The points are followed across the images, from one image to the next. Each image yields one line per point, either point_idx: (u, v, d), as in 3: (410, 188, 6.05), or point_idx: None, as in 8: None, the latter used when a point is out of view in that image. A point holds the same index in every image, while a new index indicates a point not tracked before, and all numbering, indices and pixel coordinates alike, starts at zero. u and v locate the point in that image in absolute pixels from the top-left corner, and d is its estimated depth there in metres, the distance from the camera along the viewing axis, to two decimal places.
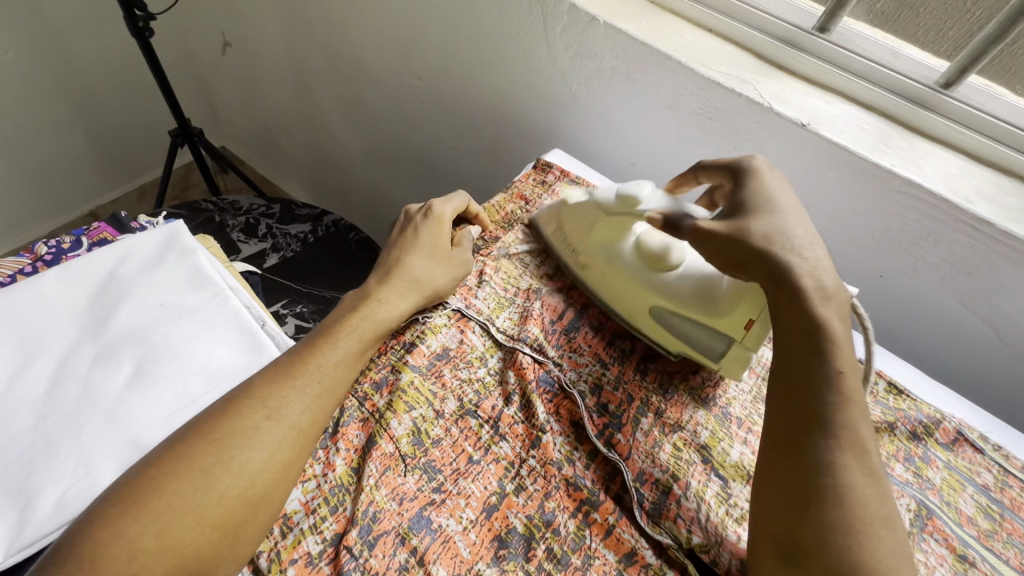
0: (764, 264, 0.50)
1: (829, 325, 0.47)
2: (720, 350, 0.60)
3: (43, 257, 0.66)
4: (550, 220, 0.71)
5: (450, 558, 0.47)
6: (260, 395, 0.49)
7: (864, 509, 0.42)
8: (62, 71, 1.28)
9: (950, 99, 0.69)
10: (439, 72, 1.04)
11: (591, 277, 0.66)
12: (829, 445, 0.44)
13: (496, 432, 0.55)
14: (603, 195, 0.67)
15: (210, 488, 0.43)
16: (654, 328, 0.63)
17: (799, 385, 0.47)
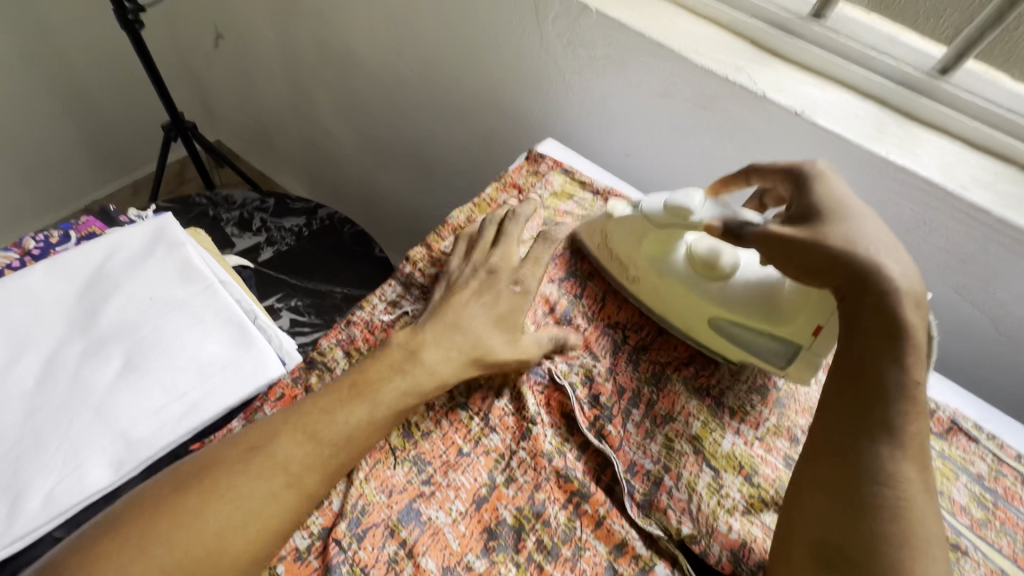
0: (848, 269, 0.47)
1: (914, 331, 0.45)
2: (785, 355, 0.58)
3: (31, 252, 0.66)
4: (592, 233, 0.66)
5: (440, 550, 0.47)
6: (280, 459, 0.46)
7: (918, 525, 0.42)
8: (52, 65, 1.27)
9: (945, 85, 0.68)
10: (431, 63, 1.03)
11: (644, 290, 0.64)
12: (892, 453, 0.44)
13: (486, 425, 0.55)
14: (647, 206, 0.59)
15: (225, 544, 0.42)
16: (715, 336, 0.61)
17: (869, 391, 0.46)
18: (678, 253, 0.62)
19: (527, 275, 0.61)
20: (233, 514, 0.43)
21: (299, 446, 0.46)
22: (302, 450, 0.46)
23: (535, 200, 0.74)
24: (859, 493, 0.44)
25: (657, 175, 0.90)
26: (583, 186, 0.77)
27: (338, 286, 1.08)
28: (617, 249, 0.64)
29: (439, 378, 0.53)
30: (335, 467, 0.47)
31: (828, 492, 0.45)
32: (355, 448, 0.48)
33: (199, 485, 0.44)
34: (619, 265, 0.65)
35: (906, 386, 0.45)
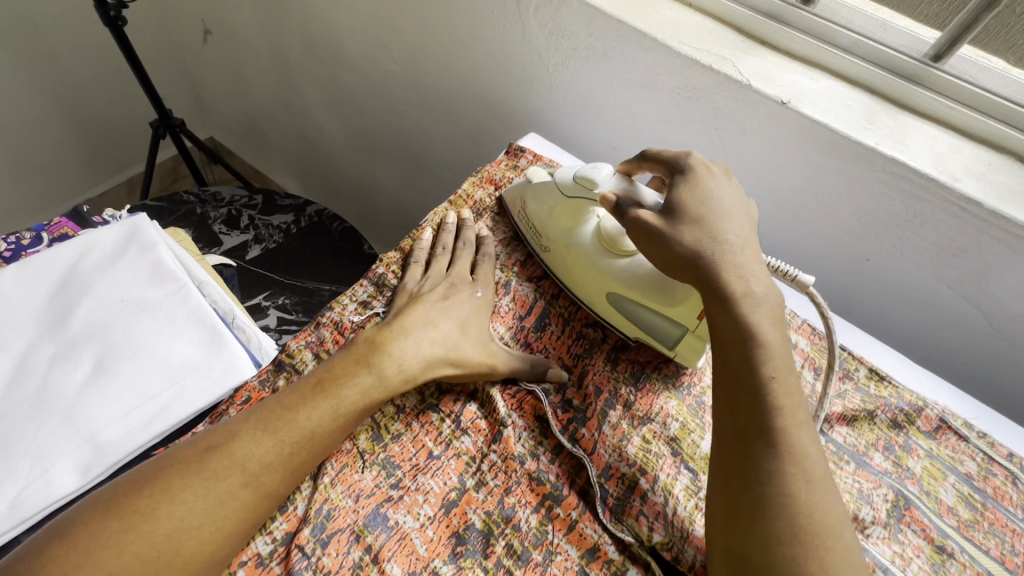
0: (697, 270, 0.49)
1: (761, 333, 0.46)
2: (675, 337, 0.57)
3: (3, 254, 0.65)
4: (515, 200, 0.68)
5: (406, 556, 0.46)
6: (239, 459, 0.45)
7: (811, 519, 0.41)
8: (40, 64, 1.26)
9: (936, 71, 0.66)
10: (416, 56, 1.01)
11: (554, 260, 0.64)
12: (771, 453, 0.43)
13: (457, 427, 0.54)
14: (562, 176, 0.62)
15: (173, 552, 0.42)
16: (612, 312, 0.60)
17: (740, 392, 0.45)
18: (587, 226, 0.62)
19: (484, 286, 0.62)
20: (187, 514, 0.43)
21: (259, 445, 0.46)
22: (258, 456, 0.46)
23: None
24: (744, 491, 0.43)
25: None
26: None
27: (325, 283, 1.08)
28: (533, 218, 0.65)
29: (407, 379, 0.52)
30: (293, 468, 0.47)
31: (722, 496, 0.44)
32: (315, 446, 0.48)
33: (156, 491, 0.43)
34: (534, 233, 0.65)
35: (771, 378, 0.45)
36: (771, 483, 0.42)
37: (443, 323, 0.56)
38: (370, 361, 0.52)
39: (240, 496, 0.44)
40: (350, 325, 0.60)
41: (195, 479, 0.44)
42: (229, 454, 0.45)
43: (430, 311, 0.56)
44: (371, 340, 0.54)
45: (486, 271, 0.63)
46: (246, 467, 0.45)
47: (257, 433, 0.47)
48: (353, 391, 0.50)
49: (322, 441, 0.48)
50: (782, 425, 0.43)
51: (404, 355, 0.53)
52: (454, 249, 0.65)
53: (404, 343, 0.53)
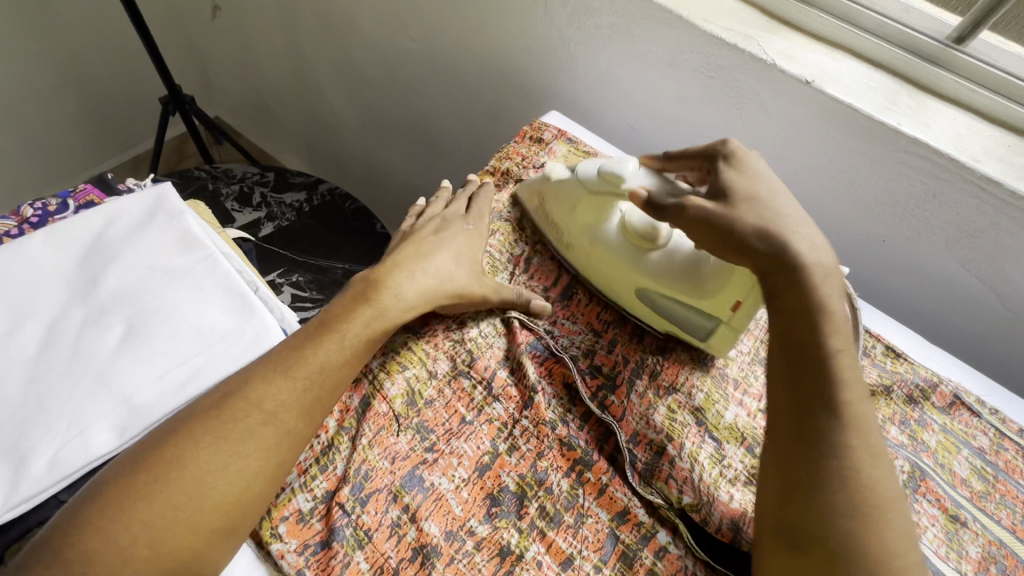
0: (767, 248, 0.48)
1: (827, 306, 0.46)
2: (708, 330, 0.58)
3: (29, 220, 0.66)
4: (531, 196, 0.67)
5: (443, 515, 0.48)
6: (254, 399, 0.47)
7: (873, 490, 0.41)
8: (48, 37, 1.24)
9: (959, 54, 0.67)
10: (434, 32, 1.00)
11: (576, 256, 0.64)
12: (832, 424, 0.43)
13: (489, 394, 0.54)
14: (583, 171, 0.61)
15: (202, 497, 0.43)
16: (641, 306, 0.61)
17: (804, 368, 0.46)
18: (611, 222, 0.62)
19: (476, 219, 0.64)
20: (214, 457, 0.44)
21: (273, 385, 0.48)
22: (280, 406, 0.47)
23: (539, 168, 0.74)
24: (804, 465, 0.43)
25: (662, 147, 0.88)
26: (587, 157, 0.76)
27: (338, 262, 1.07)
28: (553, 213, 0.65)
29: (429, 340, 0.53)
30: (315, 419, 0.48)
31: (781, 471, 0.44)
32: (327, 384, 0.49)
33: (180, 437, 0.45)
34: (555, 231, 0.65)
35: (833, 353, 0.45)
36: (837, 455, 0.42)
37: (438, 257, 0.58)
38: (370, 298, 0.54)
39: (259, 435, 0.45)
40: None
41: (217, 423, 0.46)
42: (245, 396, 0.47)
43: (453, 275, 0.57)
44: (372, 276, 0.56)
45: (480, 208, 0.65)
46: (263, 406, 0.47)
47: (269, 373, 0.49)
48: (354, 326, 0.52)
49: (333, 377, 0.50)
50: (846, 398, 0.44)
51: (401, 287, 0.55)
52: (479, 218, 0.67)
53: (400, 276, 0.56)
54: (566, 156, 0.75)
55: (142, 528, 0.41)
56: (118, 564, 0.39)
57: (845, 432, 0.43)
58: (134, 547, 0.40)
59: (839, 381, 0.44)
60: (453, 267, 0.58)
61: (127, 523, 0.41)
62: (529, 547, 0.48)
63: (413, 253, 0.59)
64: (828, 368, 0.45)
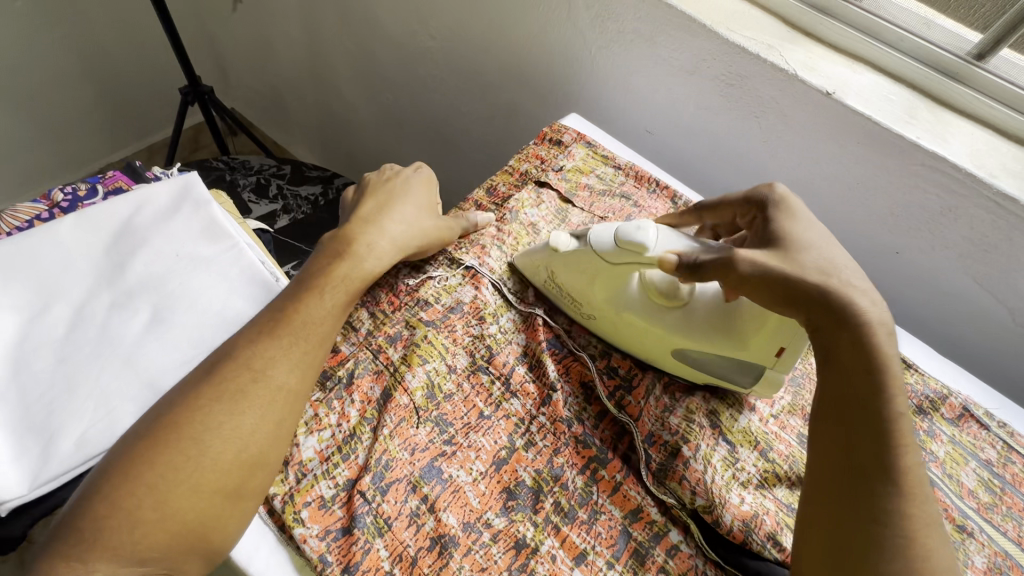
0: (824, 299, 0.46)
1: (889, 365, 0.44)
2: (752, 376, 0.55)
3: (59, 204, 0.67)
4: (536, 268, 0.60)
5: (460, 506, 0.48)
6: (245, 358, 0.48)
7: (927, 560, 0.40)
8: (71, 24, 1.26)
9: (979, 70, 0.67)
10: (455, 32, 1.01)
11: (603, 325, 0.59)
12: (893, 493, 0.41)
13: (507, 390, 0.55)
14: (597, 241, 0.56)
15: (201, 459, 0.43)
16: (681, 365, 0.57)
17: (863, 427, 0.43)
18: (631, 286, 0.57)
19: (420, 176, 0.66)
20: (208, 416, 0.45)
21: (257, 345, 0.49)
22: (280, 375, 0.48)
23: (558, 171, 0.74)
24: (861, 529, 0.41)
25: (678, 153, 0.89)
26: (605, 161, 0.77)
27: None
28: (569, 286, 0.59)
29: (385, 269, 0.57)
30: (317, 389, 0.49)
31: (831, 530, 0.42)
32: (311, 336, 0.50)
33: (180, 406, 0.45)
34: (572, 301, 0.60)
35: (895, 416, 0.43)
36: (893, 523, 0.40)
37: (400, 207, 0.60)
38: (344, 251, 0.55)
39: (251, 393, 0.46)
40: (387, 278, 0.61)
41: (208, 388, 0.46)
42: (234, 358, 0.48)
43: (417, 220, 0.60)
44: (343, 234, 0.57)
45: (427, 172, 0.67)
46: (252, 365, 0.47)
47: (257, 334, 0.50)
48: (335, 279, 0.54)
49: (318, 332, 0.51)
50: (906, 464, 0.42)
51: (373, 239, 0.57)
52: (502, 219, 0.68)
53: (368, 230, 0.57)
54: (585, 159, 0.76)
55: (145, 490, 0.41)
56: (126, 528, 0.40)
57: (901, 498, 0.41)
58: (139, 513, 0.41)
59: (899, 444, 0.42)
60: (419, 216, 0.60)
61: (133, 488, 0.41)
62: (544, 540, 0.48)
63: (372, 210, 0.60)
64: (892, 432, 0.43)
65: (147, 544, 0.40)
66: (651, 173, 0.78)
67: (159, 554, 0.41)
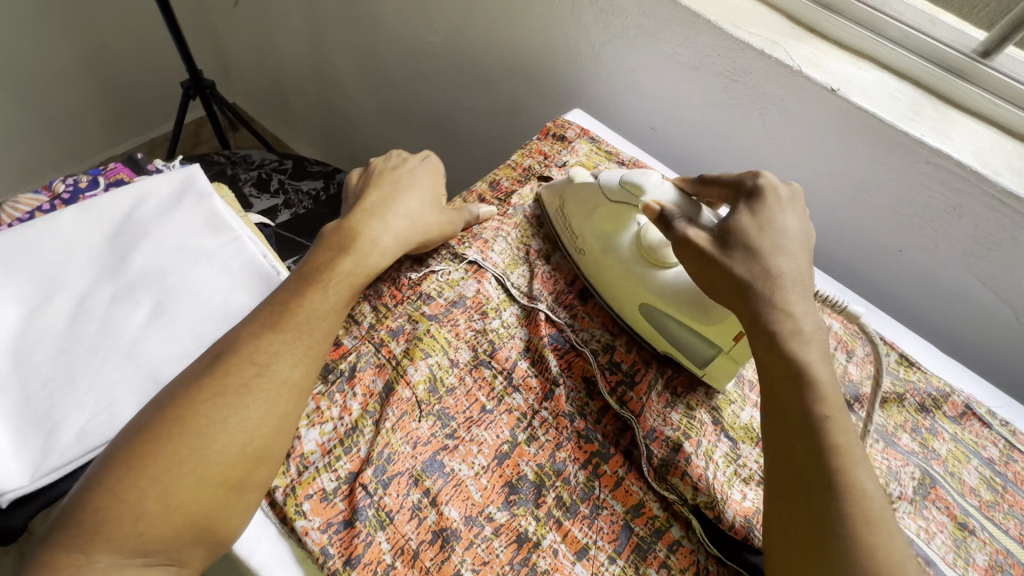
0: (746, 299, 0.47)
1: (812, 369, 0.45)
2: (707, 357, 0.55)
3: (61, 196, 0.67)
4: (552, 198, 0.65)
5: (462, 500, 0.48)
6: (249, 352, 0.47)
7: (875, 560, 0.39)
8: (72, 17, 1.25)
9: (985, 68, 0.67)
10: (458, 26, 1.01)
11: (586, 262, 0.62)
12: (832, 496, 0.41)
13: (509, 384, 0.55)
14: (606, 178, 0.58)
15: (204, 452, 0.43)
16: (645, 322, 0.58)
17: (797, 433, 0.43)
18: (626, 232, 0.59)
19: (429, 167, 0.66)
20: (211, 410, 0.44)
21: (260, 339, 0.48)
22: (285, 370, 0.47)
23: (561, 167, 0.74)
24: (808, 535, 0.40)
25: (682, 150, 0.89)
26: (609, 157, 0.77)
27: None
28: (571, 220, 0.62)
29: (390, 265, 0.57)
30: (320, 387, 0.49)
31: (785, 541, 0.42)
32: (315, 331, 0.50)
33: (182, 399, 0.45)
34: (569, 237, 0.63)
35: (818, 417, 0.43)
36: (843, 526, 0.40)
37: (404, 201, 0.60)
38: (348, 245, 0.55)
39: (255, 387, 0.46)
40: (389, 272, 0.61)
41: (211, 380, 0.46)
42: (237, 352, 0.48)
43: (421, 216, 0.60)
44: (345, 227, 0.57)
45: (433, 163, 0.67)
46: (256, 358, 0.47)
47: (260, 328, 0.49)
48: (339, 274, 0.54)
49: (321, 327, 0.51)
50: (837, 464, 0.42)
51: (376, 234, 0.57)
52: (506, 213, 0.67)
53: (372, 225, 0.57)
54: (588, 155, 0.76)
55: (148, 482, 0.41)
56: (129, 520, 0.40)
57: (841, 500, 0.40)
58: (142, 505, 0.40)
59: (829, 446, 0.42)
60: (423, 211, 0.60)
61: (136, 479, 0.41)
62: (545, 535, 0.48)
63: (377, 201, 0.60)
64: (816, 433, 0.43)
65: (152, 535, 0.40)
66: (655, 169, 0.77)
67: (163, 545, 0.41)
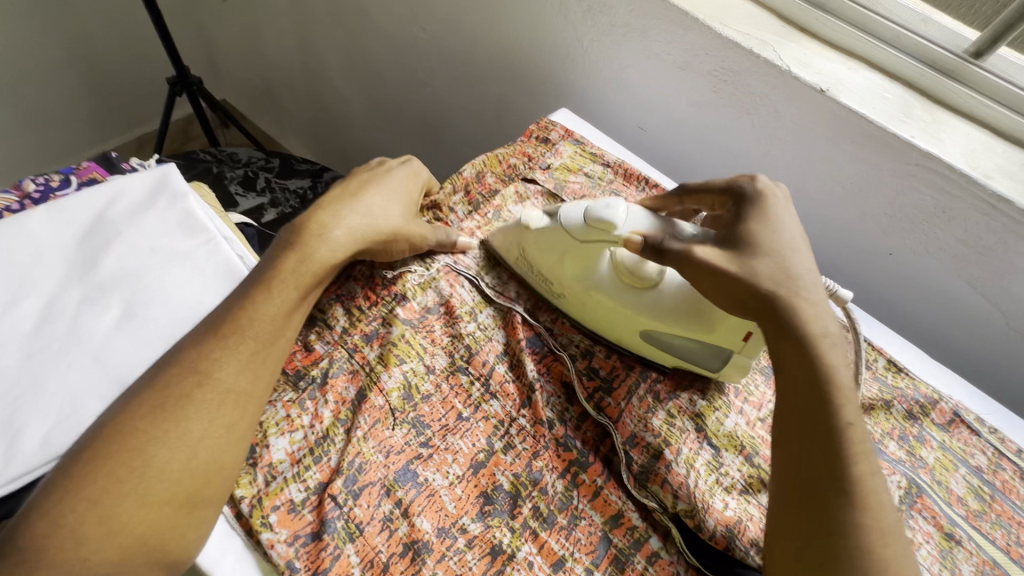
0: (770, 306, 0.46)
1: (835, 374, 0.44)
2: (721, 359, 0.55)
3: (31, 195, 0.66)
4: (508, 245, 0.60)
5: (436, 511, 0.47)
6: (190, 361, 0.46)
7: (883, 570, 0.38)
8: (55, 12, 1.23)
9: (977, 69, 0.65)
10: (446, 23, 0.99)
11: (572, 305, 0.59)
12: (844, 502, 0.40)
13: (486, 391, 0.54)
14: (568, 218, 0.55)
15: (146, 470, 0.41)
16: (649, 347, 0.57)
17: (810, 436, 0.43)
18: (601, 266, 0.57)
19: (407, 172, 0.63)
20: (149, 425, 0.43)
21: (204, 348, 0.47)
22: (230, 378, 0.46)
23: (545, 169, 0.73)
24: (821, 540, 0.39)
25: (670, 150, 0.88)
26: (594, 159, 0.75)
27: None
28: (539, 265, 0.59)
29: None
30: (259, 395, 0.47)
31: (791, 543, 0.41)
32: (262, 336, 0.49)
33: (125, 414, 0.43)
34: (541, 280, 0.60)
35: (842, 424, 0.42)
36: (848, 535, 0.39)
37: (369, 198, 0.58)
38: (296, 241, 0.53)
39: (197, 397, 0.45)
40: (363, 270, 0.60)
41: (153, 394, 0.45)
42: (179, 361, 0.47)
43: (381, 215, 0.56)
44: (297, 223, 0.55)
45: (414, 168, 0.65)
46: (198, 367, 0.46)
47: (204, 335, 0.48)
48: (285, 272, 0.51)
49: (267, 332, 0.49)
50: (856, 472, 0.41)
51: (326, 228, 0.54)
52: (484, 218, 0.67)
53: (324, 219, 0.55)
54: (573, 157, 0.75)
55: (86, 505, 0.39)
56: (71, 542, 0.38)
57: (854, 509, 0.40)
58: (83, 528, 0.39)
59: (851, 454, 0.42)
60: (384, 210, 0.57)
61: (73, 503, 0.39)
62: (520, 547, 0.47)
63: (338, 200, 0.57)
64: (840, 440, 0.42)
65: (100, 560, 0.39)
66: (641, 171, 0.76)
67: (115, 569, 0.39)
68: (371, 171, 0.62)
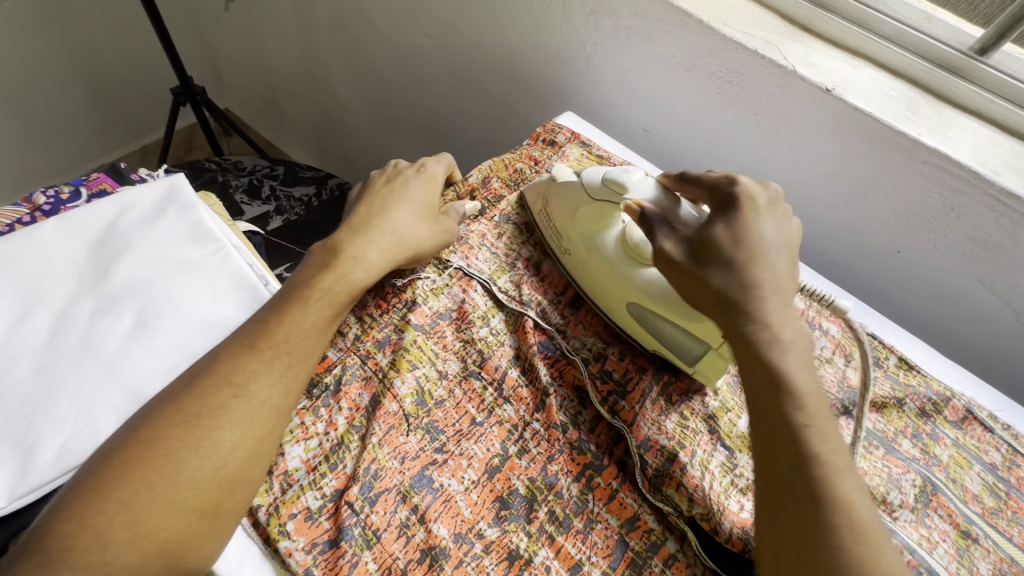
0: (725, 306, 0.47)
1: (791, 377, 0.44)
2: (696, 354, 0.54)
3: (42, 208, 0.66)
4: (537, 198, 0.64)
5: (451, 517, 0.47)
6: (225, 372, 0.46)
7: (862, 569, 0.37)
8: (60, 24, 1.24)
9: (983, 66, 0.65)
10: (448, 29, 1.00)
11: (574, 266, 0.61)
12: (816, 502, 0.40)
13: (499, 395, 0.54)
14: (588, 176, 0.58)
15: (176, 478, 0.42)
16: (634, 322, 0.57)
17: (774, 440, 0.43)
18: (611, 230, 0.58)
19: (425, 180, 0.64)
20: (183, 436, 0.43)
21: (233, 359, 0.47)
22: (260, 390, 0.46)
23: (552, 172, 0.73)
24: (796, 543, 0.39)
25: (676, 152, 0.88)
26: (600, 161, 0.75)
27: None
28: (556, 218, 0.62)
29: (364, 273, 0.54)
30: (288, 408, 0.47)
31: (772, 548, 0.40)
32: (293, 349, 0.49)
33: (153, 421, 0.44)
34: (556, 236, 0.62)
35: (800, 426, 0.42)
36: (826, 534, 0.38)
37: (395, 214, 0.58)
38: (330, 263, 0.54)
39: (232, 408, 0.45)
40: None
41: (184, 402, 0.45)
42: (213, 371, 0.47)
43: (408, 233, 0.58)
44: (332, 245, 0.56)
45: (431, 173, 0.65)
46: (231, 378, 0.46)
47: (241, 348, 0.48)
48: (320, 291, 0.52)
49: (301, 346, 0.49)
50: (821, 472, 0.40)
51: (361, 251, 0.55)
52: (491, 221, 0.66)
53: (358, 242, 0.56)
54: (579, 159, 0.75)
55: (108, 512, 0.39)
56: (95, 548, 0.38)
57: (825, 508, 0.39)
58: (109, 531, 0.39)
59: (814, 454, 0.41)
60: (411, 226, 0.58)
61: (94, 512, 0.39)
62: (537, 551, 0.47)
63: (366, 218, 0.58)
64: (800, 440, 0.42)
65: (121, 565, 0.38)
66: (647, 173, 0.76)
67: None
68: (389, 180, 0.63)
